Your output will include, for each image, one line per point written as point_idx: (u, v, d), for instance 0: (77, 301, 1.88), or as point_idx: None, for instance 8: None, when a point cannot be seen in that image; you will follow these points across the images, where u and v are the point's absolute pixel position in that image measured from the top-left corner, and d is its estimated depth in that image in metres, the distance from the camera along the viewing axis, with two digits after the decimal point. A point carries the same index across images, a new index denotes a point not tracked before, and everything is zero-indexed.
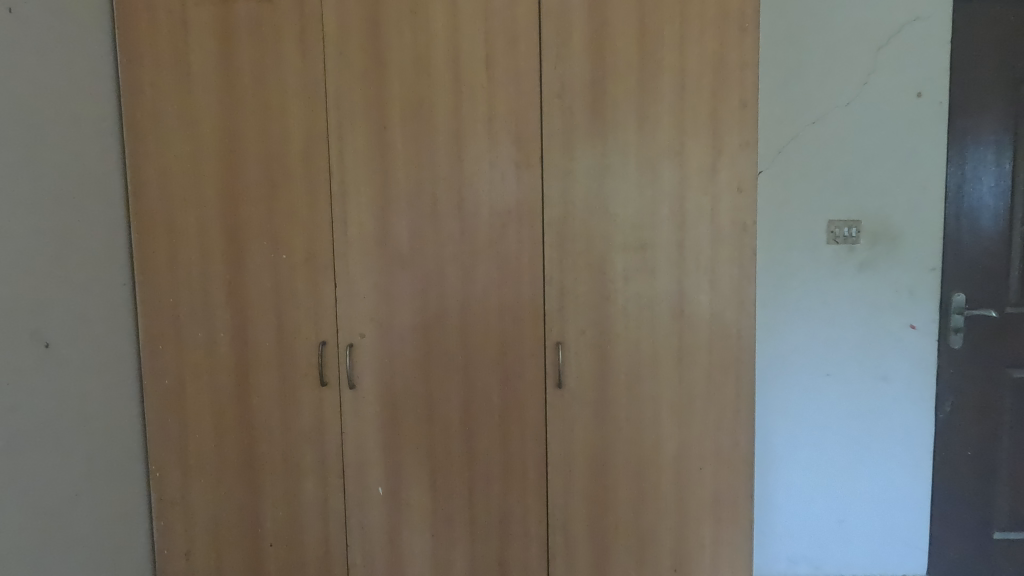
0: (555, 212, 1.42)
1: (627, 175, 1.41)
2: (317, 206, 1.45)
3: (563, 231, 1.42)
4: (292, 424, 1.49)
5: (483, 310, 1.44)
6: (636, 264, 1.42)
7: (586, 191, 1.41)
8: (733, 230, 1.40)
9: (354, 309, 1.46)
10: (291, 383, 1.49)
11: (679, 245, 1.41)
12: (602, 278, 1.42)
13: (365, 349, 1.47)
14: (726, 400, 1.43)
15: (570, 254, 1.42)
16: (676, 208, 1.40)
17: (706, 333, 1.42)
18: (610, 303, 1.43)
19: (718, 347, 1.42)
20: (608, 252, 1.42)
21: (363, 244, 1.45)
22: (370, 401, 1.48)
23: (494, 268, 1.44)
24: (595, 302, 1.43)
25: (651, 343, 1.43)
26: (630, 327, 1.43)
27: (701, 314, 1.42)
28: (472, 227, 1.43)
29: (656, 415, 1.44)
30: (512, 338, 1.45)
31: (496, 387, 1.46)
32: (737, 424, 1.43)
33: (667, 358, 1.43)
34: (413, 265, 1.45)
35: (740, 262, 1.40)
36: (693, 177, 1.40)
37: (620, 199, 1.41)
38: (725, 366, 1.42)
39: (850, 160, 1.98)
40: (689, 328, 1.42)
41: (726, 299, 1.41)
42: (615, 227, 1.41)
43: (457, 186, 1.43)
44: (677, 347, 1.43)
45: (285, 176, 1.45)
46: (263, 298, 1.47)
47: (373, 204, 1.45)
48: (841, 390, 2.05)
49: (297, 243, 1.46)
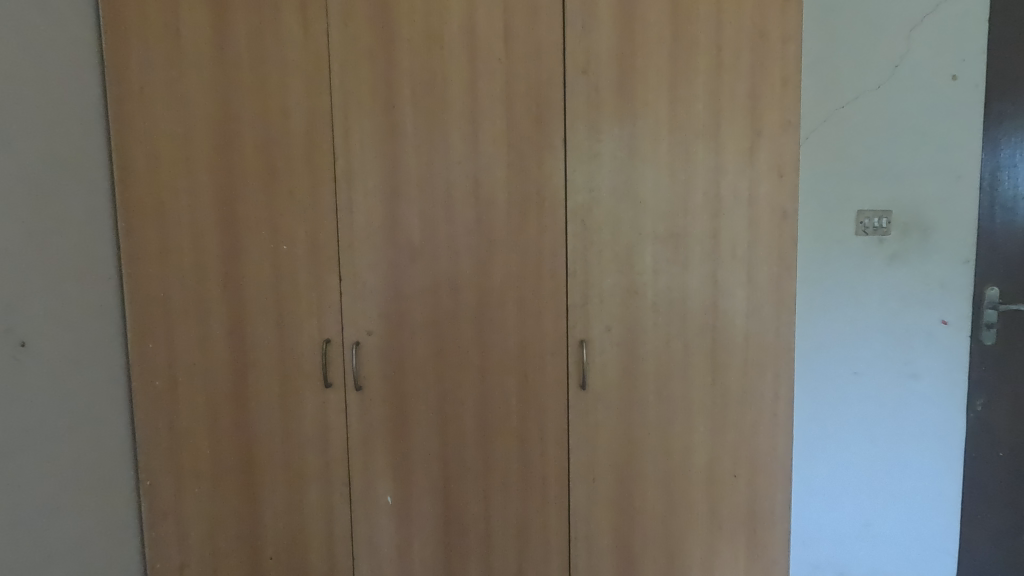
0: (578, 199, 1.31)
1: (657, 160, 1.30)
2: (319, 192, 1.34)
3: (587, 221, 1.31)
4: (294, 429, 1.39)
5: (500, 306, 1.34)
6: (666, 256, 1.31)
7: (613, 177, 1.30)
8: (772, 220, 1.29)
9: (360, 305, 1.35)
10: (292, 385, 1.37)
11: (714, 236, 1.30)
12: (629, 271, 1.31)
13: (372, 348, 1.36)
14: (763, 401, 1.33)
15: (594, 245, 1.31)
16: (710, 196, 1.30)
17: (741, 330, 1.32)
18: (638, 298, 1.32)
19: (755, 344, 1.32)
20: (637, 244, 1.31)
21: (371, 234, 1.34)
22: (378, 404, 1.37)
23: (513, 260, 1.33)
24: (621, 297, 1.32)
25: (682, 341, 1.32)
26: (659, 324, 1.32)
27: (737, 309, 1.31)
28: (489, 216, 1.32)
29: (688, 418, 1.34)
30: (532, 336, 1.34)
31: (514, 389, 1.35)
32: (774, 428, 1.33)
33: (699, 357, 1.33)
34: (424, 257, 1.34)
35: (780, 253, 1.30)
36: (729, 160, 1.29)
37: (649, 185, 1.30)
38: (763, 365, 1.32)
39: (882, 146, 1.86)
40: (724, 325, 1.32)
41: (764, 293, 1.31)
42: (644, 216, 1.30)
43: (473, 171, 1.32)
44: (710, 346, 1.32)
45: (285, 160, 1.34)
46: (262, 293, 1.36)
47: (381, 190, 1.33)
48: (865, 388, 1.94)
49: (298, 233, 1.34)
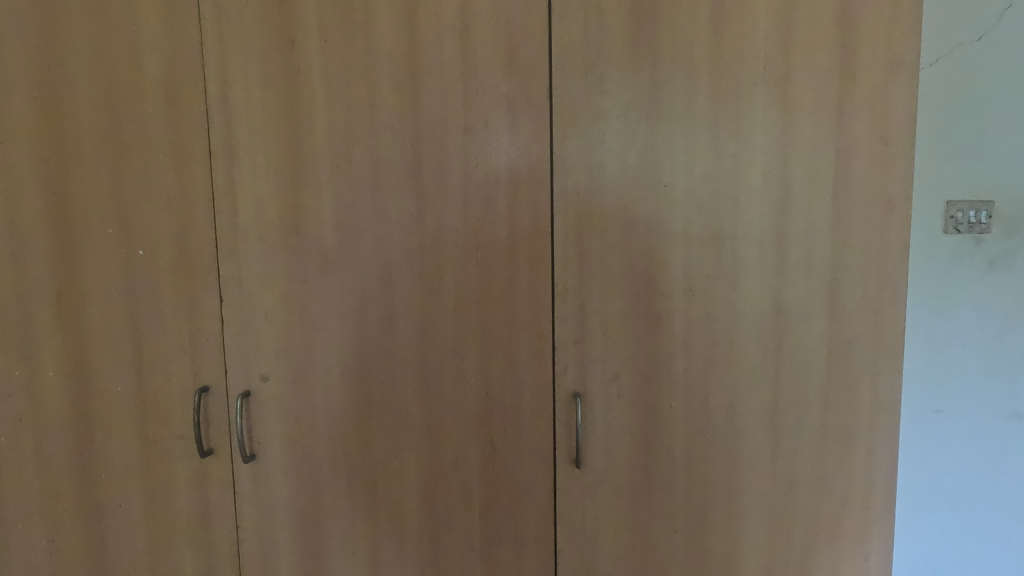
0: (570, 184, 0.86)
1: (691, 123, 0.85)
2: (191, 175, 0.92)
3: (582, 217, 0.87)
4: (163, 511, 0.97)
5: (454, 340, 0.90)
6: (703, 269, 0.86)
7: (624, 150, 0.85)
8: (869, 214, 0.84)
9: (252, 338, 0.93)
10: (161, 449, 0.97)
11: (776, 238, 0.85)
12: (646, 292, 0.87)
13: (269, 399, 0.94)
14: (850, 487, 0.88)
15: (594, 252, 0.87)
16: (773, 177, 0.84)
17: (818, 381, 0.87)
18: (658, 332, 0.88)
19: (839, 402, 0.87)
20: (659, 251, 0.87)
21: (263, 234, 0.91)
22: (280, 480, 0.95)
23: (472, 274, 0.89)
24: (634, 331, 0.88)
25: (727, 397, 0.88)
26: (691, 372, 0.88)
27: (813, 349, 0.86)
28: (437, 209, 0.88)
29: (735, 511, 0.90)
30: (502, 385, 0.90)
31: (475, 463, 0.92)
32: (866, 526, 0.89)
33: (753, 420, 0.88)
34: (341, 269, 0.90)
35: (880, 265, 0.84)
36: (804, 121, 0.83)
37: (679, 162, 0.85)
38: (851, 433, 0.87)
39: (1000, 100, 0.95)
40: (790, 372, 0.87)
41: (854, 326, 0.86)
42: (671, 209, 0.86)
43: (413, 141, 0.88)
44: (769, 404, 0.88)
45: (139, 127, 0.91)
46: (111, 319, 0.94)
47: (276, 169, 0.90)
48: (941, 452, 1.02)
49: (161, 234, 0.92)
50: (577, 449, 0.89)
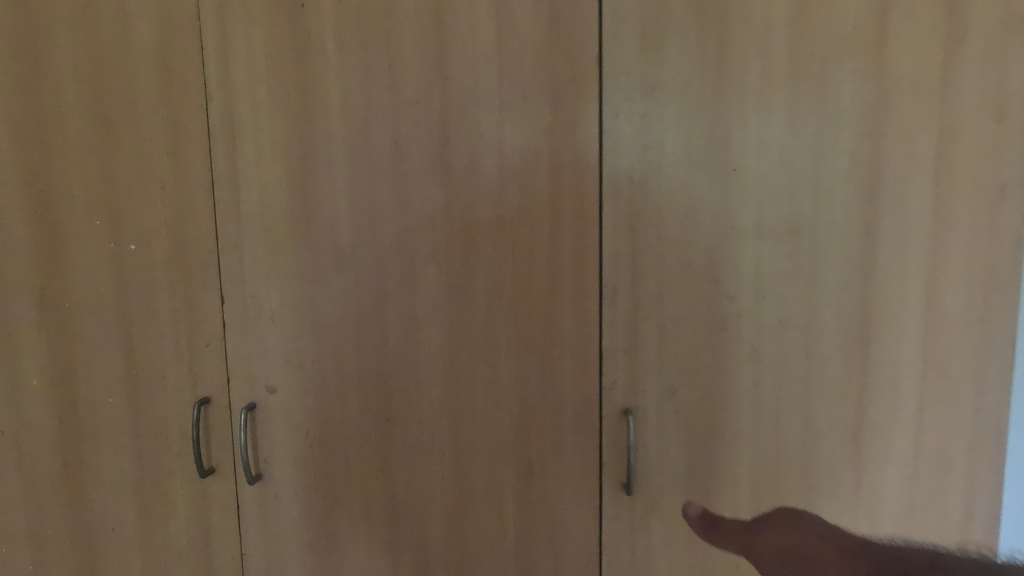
0: (622, 169, 0.75)
1: (767, 95, 0.72)
2: (186, 158, 0.80)
3: (636, 206, 0.75)
4: (158, 537, 0.87)
5: (486, 348, 0.79)
6: (777, 267, 0.74)
7: (686, 127, 0.73)
8: (975, 203, 0.72)
9: (257, 344, 0.82)
10: (156, 467, 0.86)
11: (864, 231, 0.73)
12: (709, 293, 0.75)
13: (276, 413, 0.83)
14: (945, 520, 0.76)
15: (650, 247, 0.75)
16: (862, 160, 0.72)
17: (909, 397, 0.75)
18: (722, 340, 0.76)
19: (933, 421, 0.75)
20: (725, 246, 0.75)
21: (270, 227, 0.80)
22: (288, 504, 0.84)
23: (508, 273, 0.77)
24: (695, 338, 0.76)
25: (802, 415, 0.76)
26: (759, 386, 0.76)
27: (904, 360, 0.74)
28: (468, 198, 0.77)
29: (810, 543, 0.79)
30: (541, 400, 0.79)
31: (509, 487, 0.81)
32: None
33: (832, 441, 0.76)
34: (358, 266, 0.79)
35: (985, 263, 0.72)
36: (901, 94, 0.71)
37: (751, 142, 0.73)
38: (947, 458, 0.75)
39: None
40: (876, 387, 0.75)
41: (953, 335, 0.74)
42: (741, 197, 0.74)
43: (441, 119, 0.76)
44: (851, 423, 0.76)
45: (129, 104, 0.80)
46: (98, 321, 0.83)
47: (284, 153, 0.79)
48: None
49: (154, 225, 0.81)
50: (629, 475, 0.78)
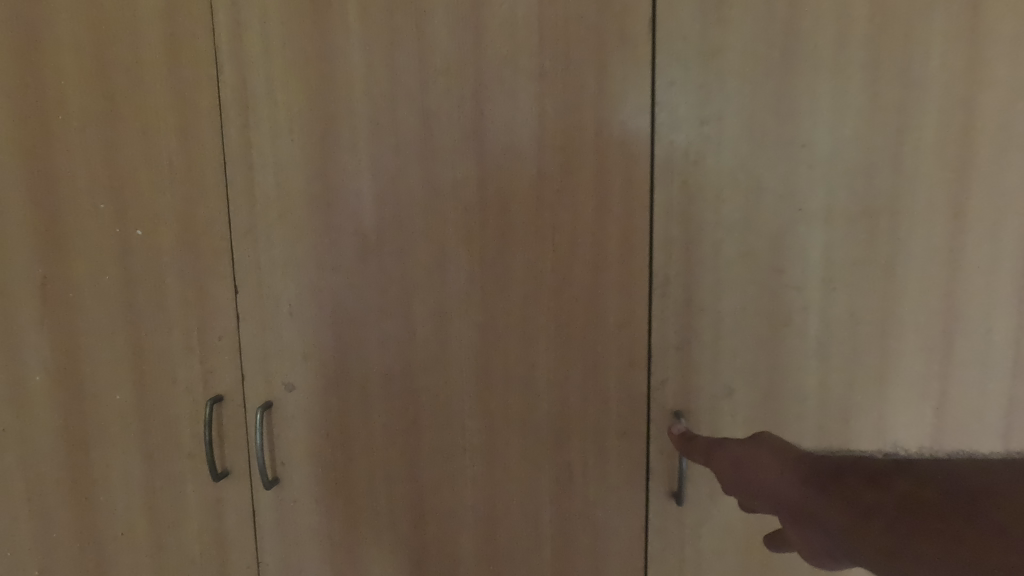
0: (677, 145, 0.67)
1: (843, 61, 0.64)
2: (196, 135, 0.74)
3: (691, 187, 0.67)
4: (170, 543, 0.81)
5: (523, 344, 0.72)
6: (849, 255, 0.67)
7: (750, 98, 0.65)
8: None
9: (273, 338, 0.76)
10: (166, 469, 0.81)
11: (949, 214, 0.65)
12: (772, 284, 0.68)
13: (295, 412, 0.77)
14: None
15: (706, 233, 0.68)
16: (951, 133, 0.64)
17: (997, 400, 0.67)
18: (785, 336, 0.69)
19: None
20: (791, 231, 0.67)
21: (287, 210, 0.73)
22: (308, 508, 0.78)
23: (547, 260, 0.70)
24: (754, 334, 0.69)
25: (874, 420, 0.69)
26: (826, 387, 0.69)
27: (992, 359, 0.67)
28: (504, 178, 0.70)
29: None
30: (582, 400, 0.72)
31: (546, 495, 0.74)
32: None
33: (908, 449, 0.69)
34: (383, 254, 0.73)
35: None
36: (999, 58, 0.62)
37: (823, 114, 0.65)
38: None
39: None
40: (960, 390, 0.67)
41: None
42: (811, 176, 0.66)
43: (475, 90, 0.69)
44: (930, 429, 0.68)
45: (133, 76, 0.73)
46: (102, 312, 0.77)
47: (302, 128, 0.72)
48: None
49: (162, 210, 0.75)
50: (679, 483, 0.71)
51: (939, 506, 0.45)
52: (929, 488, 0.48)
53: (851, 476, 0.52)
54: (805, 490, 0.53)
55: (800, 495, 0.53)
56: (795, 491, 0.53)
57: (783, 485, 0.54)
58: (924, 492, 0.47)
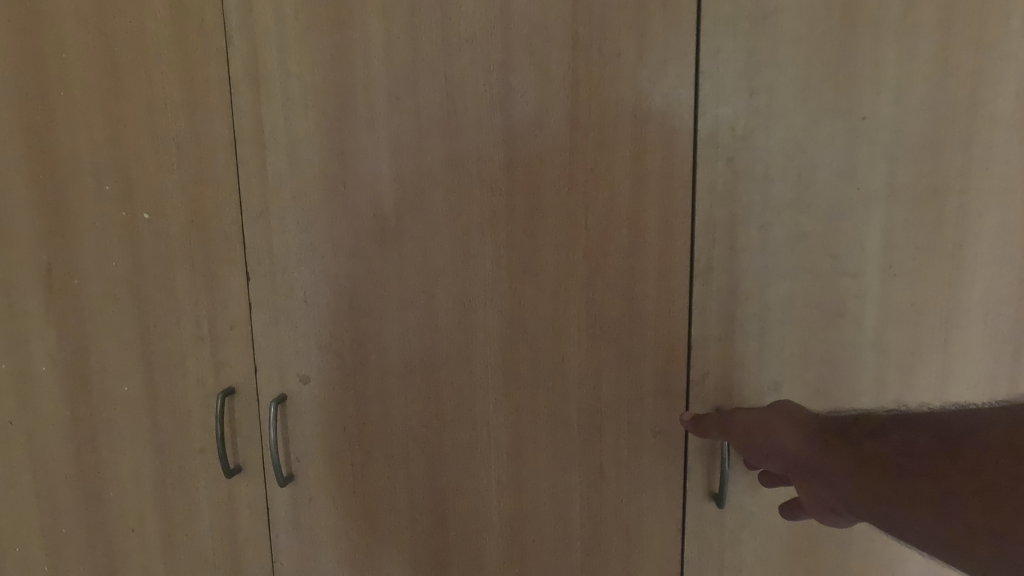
0: (723, 119, 0.61)
1: (908, 24, 0.58)
2: (204, 112, 0.69)
3: (739, 165, 0.62)
4: (182, 541, 0.78)
5: (553, 334, 0.67)
6: (911, 239, 0.61)
7: (803, 66, 0.60)
8: None
9: (287, 327, 0.72)
10: (176, 464, 0.77)
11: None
12: (826, 270, 0.62)
13: (310, 406, 0.73)
14: None
15: (754, 214, 0.62)
16: None
17: None
18: (840, 326, 0.63)
19: None
20: (847, 213, 0.61)
21: (301, 192, 0.69)
22: (324, 507, 0.75)
23: (580, 245, 0.65)
24: (806, 324, 0.64)
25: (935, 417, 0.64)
26: (884, 382, 0.64)
27: None
28: (533, 155, 0.64)
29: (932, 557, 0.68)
30: (616, 395, 0.67)
31: (577, 495, 0.70)
32: None
33: None
34: (403, 237, 0.68)
35: None
36: None
37: (885, 83, 0.59)
38: None
39: None
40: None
41: None
42: (870, 152, 0.60)
43: (502, 61, 0.64)
44: None
45: (136, 49, 0.69)
46: (110, 300, 0.74)
47: (316, 103, 0.67)
48: None
49: (169, 192, 0.71)
50: (721, 485, 0.66)
51: (926, 448, 0.46)
52: (920, 433, 0.48)
53: (850, 429, 0.53)
54: (807, 446, 0.54)
55: (801, 451, 0.54)
56: (798, 447, 0.55)
57: (788, 442, 0.56)
58: (914, 436, 0.48)
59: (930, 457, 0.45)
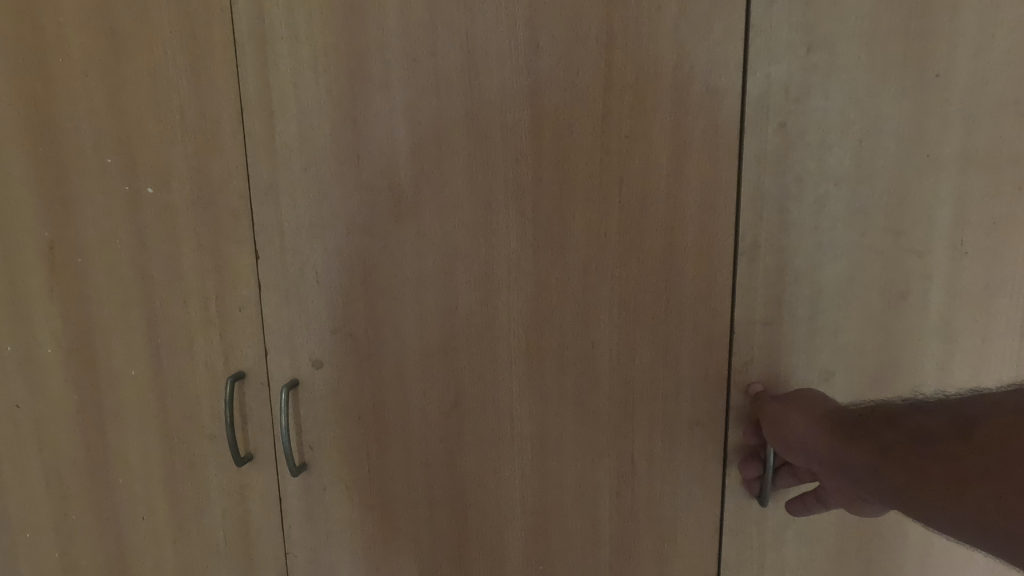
0: (775, 79, 0.56)
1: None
2: (209, 78, 0.64)
3: (791, 131, 0.56)
4: (193, 530, 0.76)
5: (582, 318, 0.62)
6: (983, 214, 0.56)
7: (866, 20, 0.54)
8: None
9: (298, 309, 0.68)
10: (186, 452, 0.74)
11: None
12: (886, 247, 0.57)
13: (323, 392, 0.69)
14: None
15: (808, 187, 0.57)
16: None
17: None
18: (900, 309, 0.58)
19: None
20: (911, 185, 0.56)
21: (311, 164, 0.64)
22: (339, 497, 0.71)
23: (612, 220, 0.60)
24: (862, 308, 0.58)
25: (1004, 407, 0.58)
26: (949, 373, 0.58)
27: None
28: (562, 122, 0.59)
29: (995, 561, 0.62)
30: (650, 382, 0.62)
31: (606, 490, 0.65)
32: None
33: None
34: (421, 212, 0.63)
35: None
36: None
37: (959, 39, 0.54)
38: None
39: None
40: None
41: None
42: (939, 116, 0.55)
43: (529, 18, 0.58)
44: None
45: (135, 10, 0.64)
46: (114, 280, 0.70)
47: (327, 67, 0.62)
48: None
49: (173, 165, 0.67)
50: (762, 483, 0.61)
51: (942, 432, 0.47)
52: (937, 417, 0.49)
53: (869, 418, 0.53)
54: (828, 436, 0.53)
55: (824, 443, 0.53)
56: (819, 439, 0.53)
57: (807, 434, 0.54)
58: (931, 421, 0.49)
59: (948, 438, 0.46)
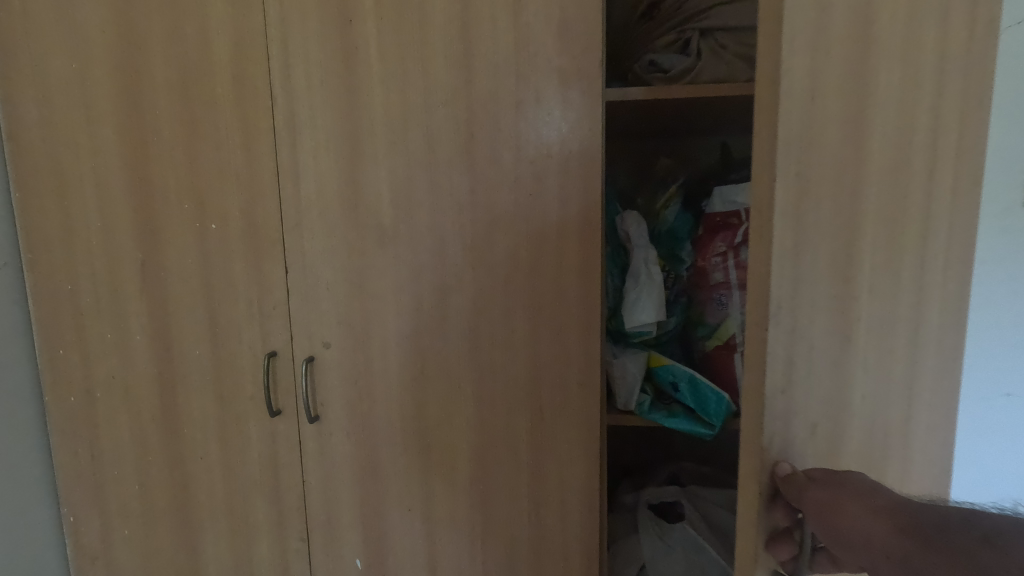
0: (792, 127, 0.53)
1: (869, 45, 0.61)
2: (255, 151, 0.95)
3: (803, 182, 0.55)
4: (237, 465, 1.06)
5: (504, 314, 0.93)
6: (885, 280, 0.70)
7: (837, 84, 0.57)
8: (966, 187, 0.83)
9: (314, 305, 0.98)
10: (233, 410, 1.04)
11: (924, 255, 0.76)
12: (842, 293, 0.62)
13: (331, 365, 0.99)
14: (937, 450, 0.91)
15: (807, 240, 0.56)
16: (925, 130, 0.72)
17: (931, 365, 0.85)
18: (848, 348, 0.64)
19: (936, 388, 0.88)
20: (858, 259, 0.64)
21: (324, 209, 0.95)
22: (341, 440, 1.01)
23: (523, 247, 0.91)
24: (830, 354, 0.62)
25: (884, 409, 0.75)
26: (864, 392, 0.70)
27: (931, 337, 0.84)
28: (489, 185, 0.90)
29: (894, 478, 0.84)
30: (549, 355, 0.93)
31: (524, 431, 0.96)
32: (941, 467, 0.94)
33: (898, 422, 0.78)
34: (396, 241, 0.94)
35: (965, 244, 0.88)
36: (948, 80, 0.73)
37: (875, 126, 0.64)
38: (939, 414, 0.91)
39: None
40: (921, 366, 0.82)
41: (948, 310, 0.88)
42: (869, 179, 0.64)
43: (467, 117, 0.89)
44: (906, 403, 0.80)
45: (207, 107, 0.96)
46: (187, 288, 1.01)
47: (337, 143, 0.93)
48: None
49: (230, 209, 0.98)
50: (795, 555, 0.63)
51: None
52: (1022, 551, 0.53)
53: (936, 532, 0.57)
54: (899, 540, 0.58)
55: (887, 538, 0.58)
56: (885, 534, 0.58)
57: (875, 530, 0.58)
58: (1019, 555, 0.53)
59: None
